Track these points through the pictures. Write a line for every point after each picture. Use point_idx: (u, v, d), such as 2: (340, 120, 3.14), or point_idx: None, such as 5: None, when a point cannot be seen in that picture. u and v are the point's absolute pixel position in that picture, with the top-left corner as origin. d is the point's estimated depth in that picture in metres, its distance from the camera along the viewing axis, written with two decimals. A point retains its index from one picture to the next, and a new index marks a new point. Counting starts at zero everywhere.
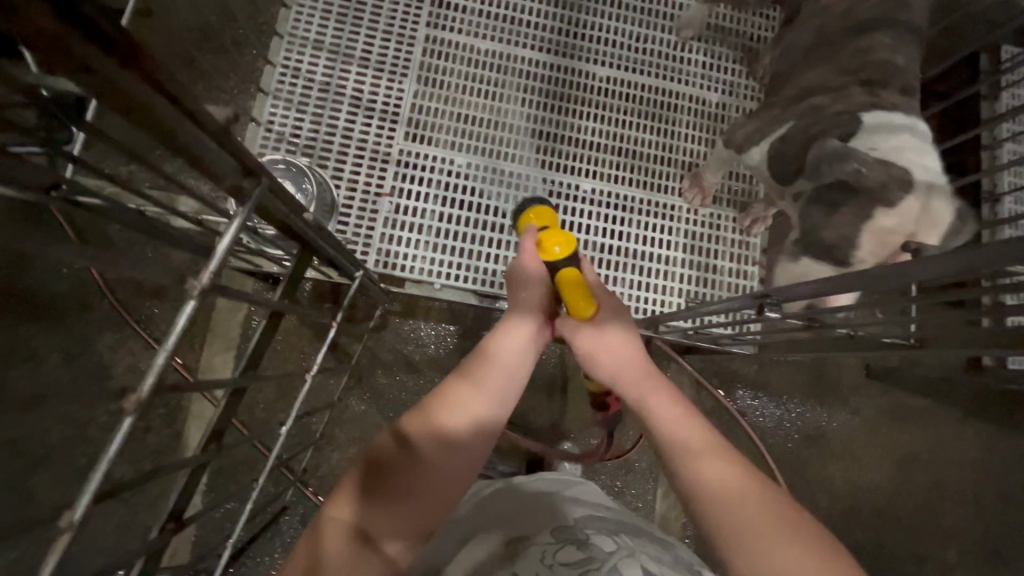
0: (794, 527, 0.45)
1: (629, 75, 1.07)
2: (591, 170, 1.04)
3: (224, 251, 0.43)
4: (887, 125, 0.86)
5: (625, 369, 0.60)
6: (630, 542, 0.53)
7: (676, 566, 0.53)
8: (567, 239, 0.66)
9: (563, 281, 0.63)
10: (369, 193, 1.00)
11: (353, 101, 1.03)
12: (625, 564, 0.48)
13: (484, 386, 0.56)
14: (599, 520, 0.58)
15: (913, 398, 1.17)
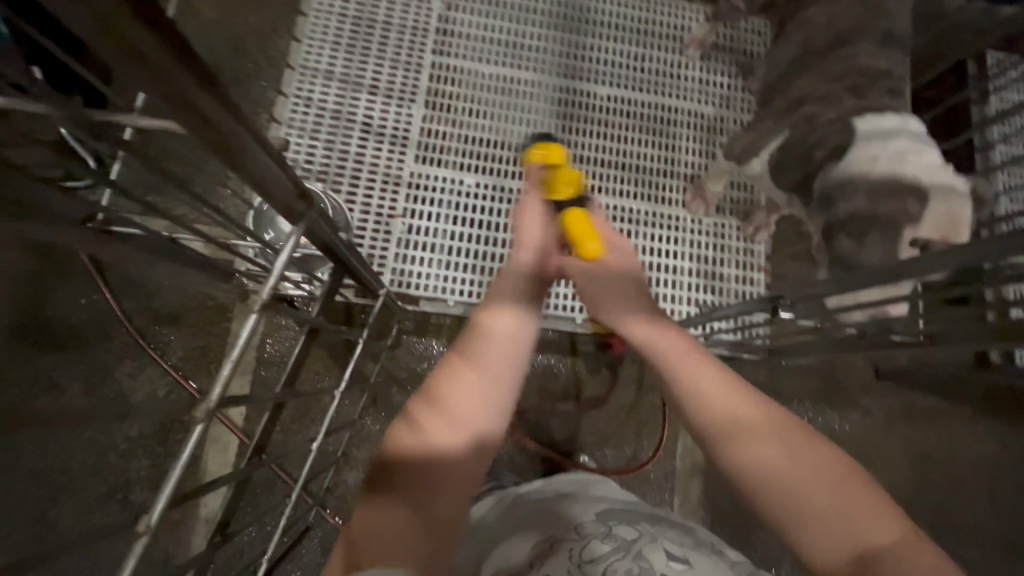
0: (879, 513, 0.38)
1: (629, 93, 1.11)
2: (596, 185, 1.07)
3: (281, 265, 0.49)
4: (880, 131, 0.91)
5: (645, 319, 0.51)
6: (650, 528, 0.54)
7: (698, 546, 0.54)
8: (575, 179, 0.62)
9: (573, 222, 0.57)
10: (383, 215, 1.03)
11: (364, 127, 1.07)
12: (649, 550, 0.50)
13: (482, 382, 0.44)
14: (618, 512, 0.58)
15: (923, 397, 1.19)
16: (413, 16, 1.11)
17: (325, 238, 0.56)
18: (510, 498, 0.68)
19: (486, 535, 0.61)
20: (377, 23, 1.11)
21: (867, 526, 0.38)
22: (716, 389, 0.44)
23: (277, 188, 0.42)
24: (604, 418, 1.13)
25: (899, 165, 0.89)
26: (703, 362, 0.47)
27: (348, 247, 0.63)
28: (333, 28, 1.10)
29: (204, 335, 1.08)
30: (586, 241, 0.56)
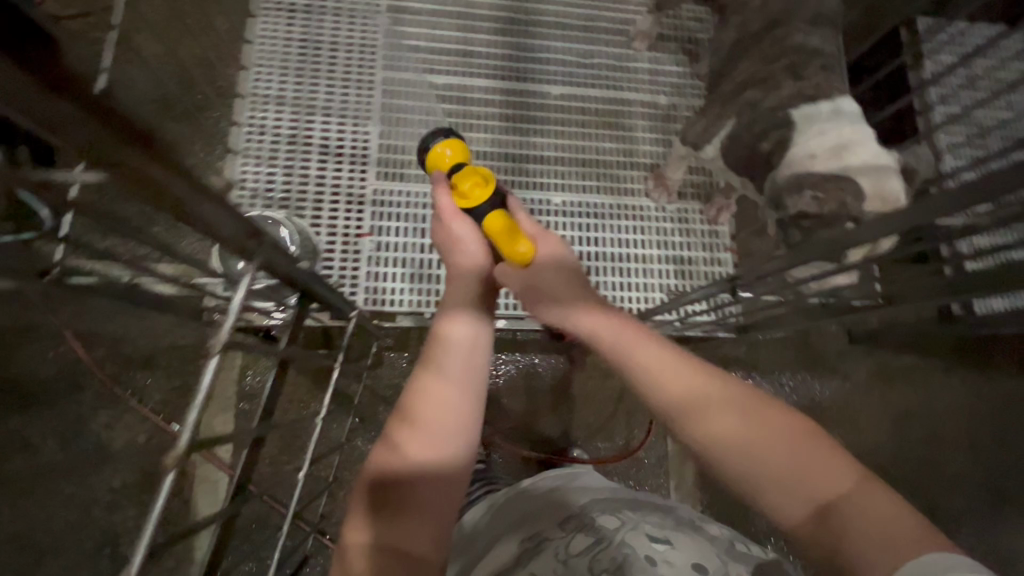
0: (797, 442, 0.44)
1: (582, 90, 1.13)
2: (560, 184, 1.09)
3: (240, 302, 0.48)
4: (812, 118, 0.94)
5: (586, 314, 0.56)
6: (632, 515, 0.55)
7: (680, 526, 0.55)
8: (489, 180, 0.58)
9: (493, 230, 0.56)
10: (350, 235, 1.03)
11: (321, 149, 1.06)
12: (631, 536, 0.50)
13: (446, 383, 0.52)
14: (600, 502, 0.59)
15: (896, 355, 1.23)
16: (359, 35, 1.11)
17: (283, 268, 0.55)
18: (501, 498, 0.69)
19: (478, 541, 0.62)
20: (324, 45, 1.10)
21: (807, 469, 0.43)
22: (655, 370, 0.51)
23: (230, 225, 0.43)
24: (593, 411, 1.14)
25: (838, 148, 0.92)
26: (639, 342, 0.53)
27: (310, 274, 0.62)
28: (280, 54, 1.09)
29: (182, 375, 1.07)
30: (514, 244, 0.55)
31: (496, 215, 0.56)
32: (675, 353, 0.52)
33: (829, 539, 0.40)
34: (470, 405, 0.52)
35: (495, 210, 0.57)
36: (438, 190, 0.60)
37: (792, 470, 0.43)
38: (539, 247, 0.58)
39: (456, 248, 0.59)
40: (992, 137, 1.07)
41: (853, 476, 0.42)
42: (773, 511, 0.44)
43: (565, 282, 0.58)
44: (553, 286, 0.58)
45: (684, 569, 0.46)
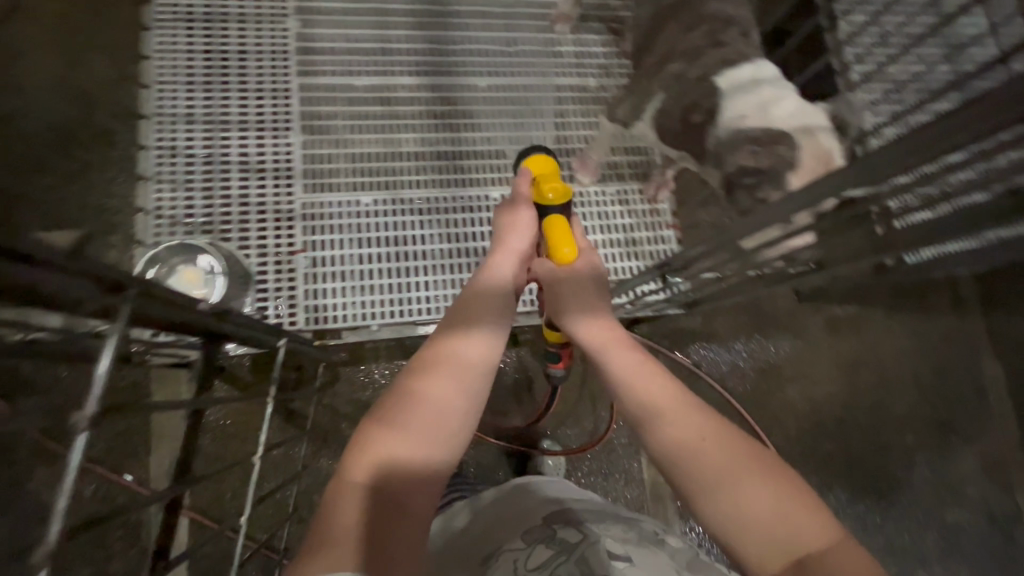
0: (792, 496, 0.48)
1: (509, 79, 1.10)
2: (497, 178, 1.06)
3: (104, 371, 0.41)
4: (739, 85, 0.96)
5: (605, 335, 0.62)
6: (592, 528, 0.59)
7: (641, 540, 0.59)
8: (565, 189, 0.66)
9: (550, 226, 0.63)
10: (282, 253, 0.98)
11: (241, 165, 1.00)
12: (591, 550, 0.55)
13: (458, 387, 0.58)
14: (566, 513, 0.63)
15: (840, 307, 1.27)
16: (268, 40, 1.05)
17: (178, 316, 0.52)
18: (473, 505, 0.73)
19: (451, 546, 0.66)
20: (230, 53, 1.04)
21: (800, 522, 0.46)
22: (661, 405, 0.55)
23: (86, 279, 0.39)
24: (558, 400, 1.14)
25: (761, 109, 0.95)
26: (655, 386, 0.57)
27: (213, 315, 0.57)
28: (183, 67, 1.02)
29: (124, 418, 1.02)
30: (561, 245, 0.61)
31: (554, 216, 0.64)
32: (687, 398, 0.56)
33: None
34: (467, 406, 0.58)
35: (554, 215, 0.64)
36: (519, 185, 0.69)
37: (780, 518, 0.47)
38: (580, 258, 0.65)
39: (507, 237, 0.67)
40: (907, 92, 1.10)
41: (831, 531, 0.46)
42: (752, 558, 0.47)
43: (590, 290, 0.64)
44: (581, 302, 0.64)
45: None
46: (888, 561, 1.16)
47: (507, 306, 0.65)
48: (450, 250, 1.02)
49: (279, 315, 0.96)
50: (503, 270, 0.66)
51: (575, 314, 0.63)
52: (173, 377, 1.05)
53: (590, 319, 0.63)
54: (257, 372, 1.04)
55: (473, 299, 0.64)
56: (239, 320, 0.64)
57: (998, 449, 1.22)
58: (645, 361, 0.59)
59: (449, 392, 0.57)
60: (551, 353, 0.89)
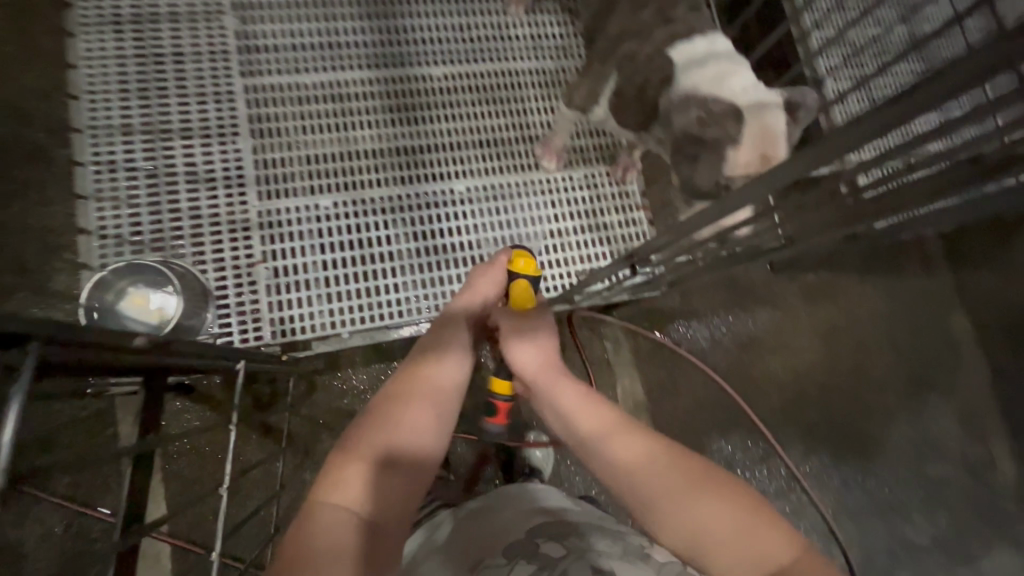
0: (751, 518, 0.53)
1: (465, 68, 1.06)
2: (460, 171, 1.03)
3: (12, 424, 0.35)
4: (693, 57, 0.93)
5: (544, 365, 0.67)
6: (576, 543, 0.59)
7: (626, 556, 0.58)
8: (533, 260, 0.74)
9: (517, 287, 0.71)
10: (241, 266, 0.94)
11: (189, 176, 0.95)
12: (573, 565, 0.55)
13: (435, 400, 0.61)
14: (551, 527, 0.64)
15: (813, 275, 1.28)
16: (205, 41, 0.98)
17: (119, 355, 0.49)
18: (458, 516, 0.73)
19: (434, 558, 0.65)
20: (165, 57, 0.97)
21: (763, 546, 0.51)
22: (610, 430, 0.61)
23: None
24: None
25: (712, 79, 0.92)
26: (615, 436, 0.60)
27: (166, 348, 0.55)
28: (114, 75, 0.95)
29: (89, 450, 0.97)
30: (523, 303, 0.71)
31: (520, 280, 0.72)
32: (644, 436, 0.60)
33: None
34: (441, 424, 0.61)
35: (520, 279, 0.72)
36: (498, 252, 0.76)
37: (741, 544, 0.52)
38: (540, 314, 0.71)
39: (476, 283, 0.73)
40: (866, 55, 1.09)
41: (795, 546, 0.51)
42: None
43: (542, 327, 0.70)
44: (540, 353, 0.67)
45: None
46: None
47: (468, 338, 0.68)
48: (417, 249, 0.99)
49: (244, 330, 0.92)
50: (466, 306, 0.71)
51: (515, 341, 0.67)
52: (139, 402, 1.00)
53: (531, 347, 0.67)
54: (227, 390, 1.00)
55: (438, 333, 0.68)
56: (187, 347, 0.60)
57: None
58: (590, 394, 0.64)
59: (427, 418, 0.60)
60: (489, 406, 0.85)
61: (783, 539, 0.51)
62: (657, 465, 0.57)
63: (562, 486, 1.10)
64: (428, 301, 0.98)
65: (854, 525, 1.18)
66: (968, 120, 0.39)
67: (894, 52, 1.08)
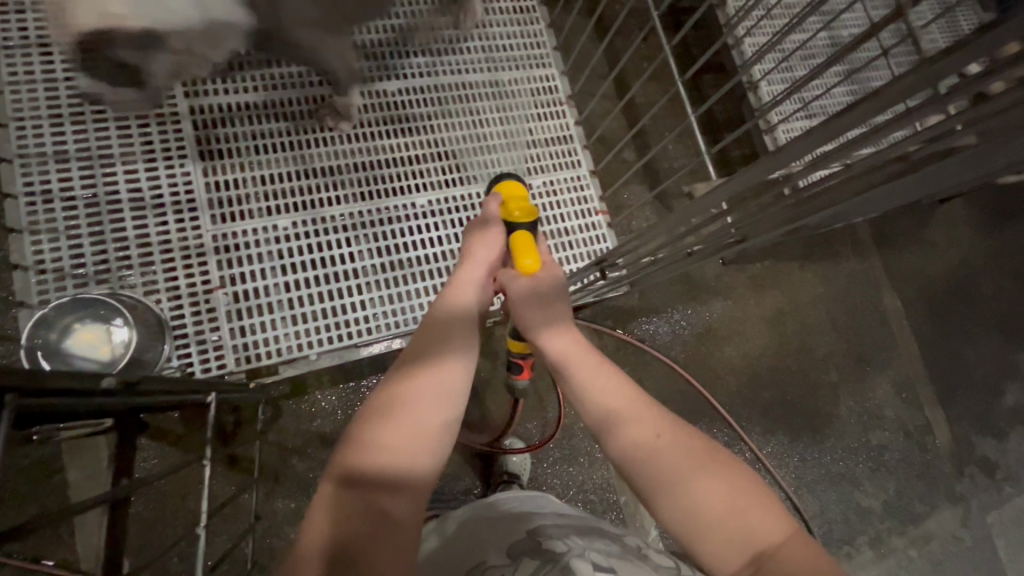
0: (754, 502, 0.54)
1: (420, 81, 1.06)
2: (421, 183, 1.03)
3: None
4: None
5: (570, 345, 0.67)
6: (577, 540, 0.62)
7: (624, 553, 0.61)
8: (529, 208, 0.72)
9: (517, 239, 0.68)
10: (198, 293, 0.90)
11: (134, 202, 0.91)
12: (576, 560, 0.57)
13: (427, 406, 0.57)
14: (553, 529, 0.67)
15: (761, 265, 1.35)
16: None
17: (81, 399, 0.48)
18: (454, 524, 0.73)
19: (440, 561, 0.66)
20: None
21: (762, 532, 0.52)
22: (624, 412, 0.61)
23: None
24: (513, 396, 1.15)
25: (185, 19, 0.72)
26: (631, 420, 0.60)
27: (126, 389, 0.54)
28: (44, 100, 0.90)
29: (35, 500, 0.90)
30: (524, 257, 0.66)
31: (519, 231, 0.69)
32: (661, 420, 0.60)
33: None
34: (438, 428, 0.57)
35: (519, 229, 0.69)
36: (486, 206, 0.72)
37: (744, 532, 0.53)
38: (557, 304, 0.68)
39: (476, 247, 0.69)
40: (795, 59, 1.17)
41: (786, 533, 0.53)
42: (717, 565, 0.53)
43: (552, 302, 0.68)
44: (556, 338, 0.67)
45: None
46: (830, 488, 1.27)
47: (471, 328, 0.65)
48: (382, 264, 0.98)
49: (205, 360, 0.89)
50: (468, 293, 0.67)
51: (540, 330, 0.68)
52: (90, 444, 0.94)
53: (553, 331, 0.67)
54: (189, 425, 0.96)
55: (437, 323, 0.64)
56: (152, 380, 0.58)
57: (906, 372, 1.36)
58: (605, 373, 0.65)
59: (428, 416, 0.57)
60: (512, 364, 0.96)
61: (775, 526, 0.53)
62: (668, 446, 0.58)
63: (541, 487, 1.12)
64: (394, 317, 0.97)
65: (813, 498, 1.26)
66: (894, 123, 0.43)
67: (819, 57, 1.16)
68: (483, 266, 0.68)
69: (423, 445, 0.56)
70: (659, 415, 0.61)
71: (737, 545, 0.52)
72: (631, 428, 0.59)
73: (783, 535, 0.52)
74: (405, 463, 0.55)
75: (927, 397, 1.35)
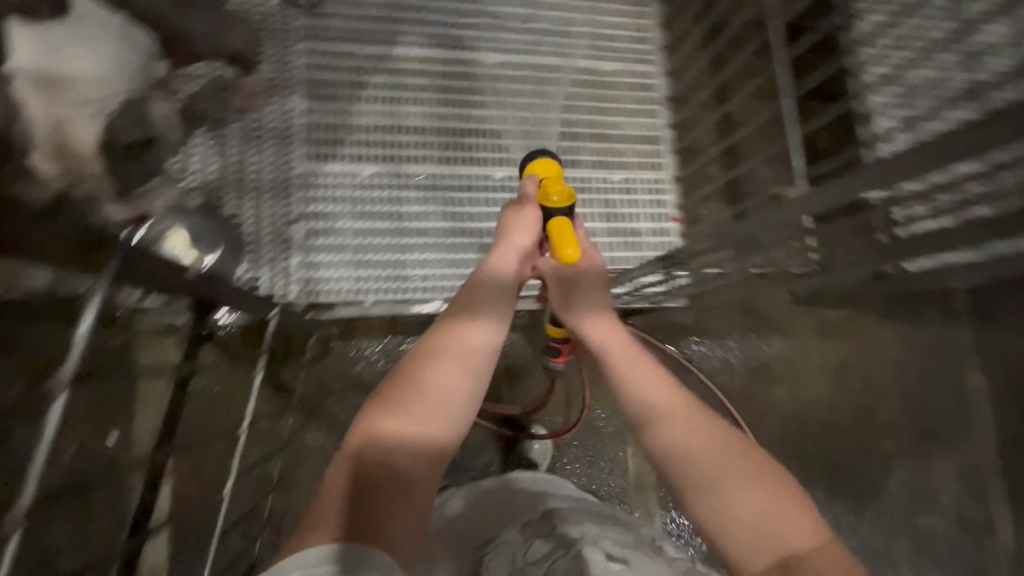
0: (790, 505, 0.52)
1: (522, 58, 1.07)
2: (503, 157, 1.04)
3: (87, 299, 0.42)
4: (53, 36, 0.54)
5: (608, 332, 0.66)
6: (594, 529, 0.62)
7: (639, 546, 0.62)
8: (565, 192, 0.69)
9: (555, 226, 0.65)
10: (278, 223, 0.96)
11: (240, 129, 0.97)
12: (590, 549, 0.58)
13: (451, 372, 0.58)
14: (567, 513, 0.67)
15: (829, 312, 1.26)
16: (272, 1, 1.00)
17: None
18: (473, 492, 0.76)
19: (455, 525, 0.69)
20: None
21: (792, 539, 0.51)
22: (663, 404, 0.59)
23: None
24: (547, 385, 1.15)
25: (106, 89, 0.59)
26: (674, 417, 0.58)
27: None
28: None
29: None
30: (565, 247, 0.63)
31: (558, 218, 0.66)
32: (697, 412, 0.58)
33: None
34: (461, 394, 0.58)
35: (558, 215, 0.67)
36: (523, 187, 0.71)
37: (775, 535, 0.51)
38: (590, 290, 0.69)
39: (511, 225, 0.68)
40: None
41: (818, 538, 0.51)
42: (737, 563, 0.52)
43: (587, 284, 0.70)
44: (592, 323, 0.67)
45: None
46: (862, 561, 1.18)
47: (506, 297, 0.65)
48: (449, 228, 1.01)
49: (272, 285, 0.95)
50: (503, 263, 0.66)
51: (580, 310, 0.68)
52: None
53: (588, 314, 0.67)
54: None
55: (474, 291, 0.64)
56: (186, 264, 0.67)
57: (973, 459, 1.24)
58: (645, 359, 0.63)
59: (450, 384, 0.58)
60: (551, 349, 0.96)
61: (807, 531, 0.51)
62: (709, 448, 0.55)
63: None
64: (451, 281, 1.00)
65: None
66: None
67: None
68: (518, 244, 0.67)
69: (442, 411, 0.57)
70: (697, 408, 0.59)
71: (767, 543, 0.51)
72: (667, 423, 0.57)
73: (815, 540, 0.51)
74: (422, 428, 0.56)
75: (999, 492, 1.21)
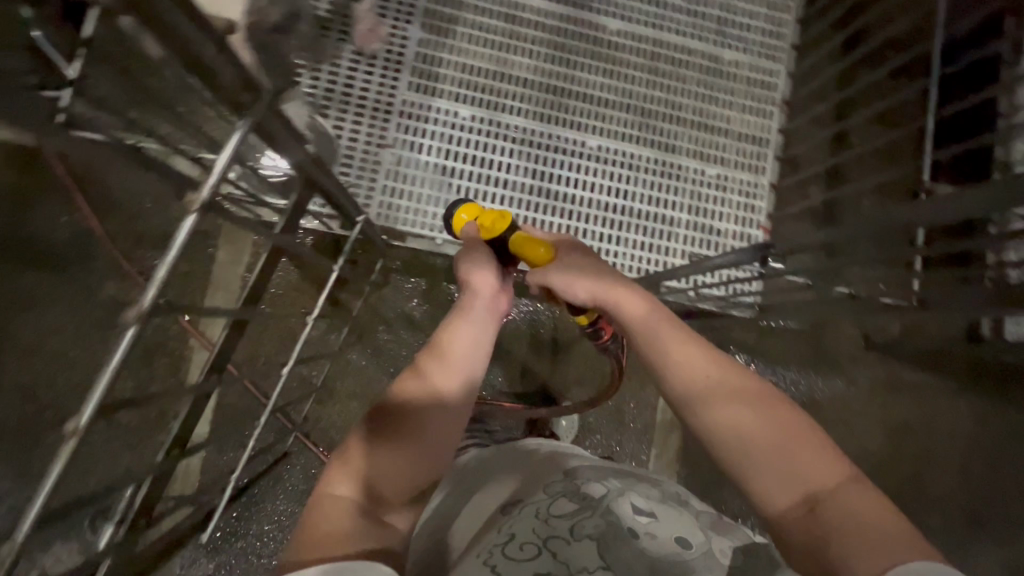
0: (817, 444, 0.49)
1: (641, 30, 1.04)
2: (600, 127, 1.02)
3: (228, 156, 0.46)
4: None
5: (596, 286, 0.59)
6: (617, 483, 0.63)
7: (665, 499, 0.63)
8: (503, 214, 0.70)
9: (517, 240, 0.65)
10: (371, 145, 0.99)
11: (356, 49, 0.99)
12: (617, 505, 0.58)
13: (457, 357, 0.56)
14: (592, 468, 0.68)
15: (908, 371, 1.11)
16: None
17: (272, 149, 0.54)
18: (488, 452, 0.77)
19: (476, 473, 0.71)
20: None
21: (819, 475, 0.48)
22: (680, 361, 0.55)
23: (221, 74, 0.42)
24: (584, 367, 1.13)
25: None
26: (712, 389, 0.53)
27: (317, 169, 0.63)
28: None
29: None
30: (535, 246, 0.64)
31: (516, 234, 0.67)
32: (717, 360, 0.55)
33: (811, 532, 0.46)
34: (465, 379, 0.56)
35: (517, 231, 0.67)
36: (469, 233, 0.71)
37: (802, 470, 0.48)
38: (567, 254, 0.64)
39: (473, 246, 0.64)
40: None
41: (843, 473, 0.47)
42: (765, 502, 0.49)
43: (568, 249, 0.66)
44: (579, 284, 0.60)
45: (667, 540, 0.54)
46: None
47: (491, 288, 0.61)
48: (530, 186, 1.01)
49: None
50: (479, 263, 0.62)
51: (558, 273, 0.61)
52: None
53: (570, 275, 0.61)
54: None
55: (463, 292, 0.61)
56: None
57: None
58: (654, 310, 0.58)
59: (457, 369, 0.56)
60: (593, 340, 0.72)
61: (832, 465, 0.48)
62: (756, 420, 0.50)
63: None
64: None
65: None
66: None
67: None
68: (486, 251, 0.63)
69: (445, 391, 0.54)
70: (715, 353, 0.55)
71: (797, 480, 0.48)
72: (686, 379, 0.54)
73: (850, 476, 0.47)
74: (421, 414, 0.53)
75: None
